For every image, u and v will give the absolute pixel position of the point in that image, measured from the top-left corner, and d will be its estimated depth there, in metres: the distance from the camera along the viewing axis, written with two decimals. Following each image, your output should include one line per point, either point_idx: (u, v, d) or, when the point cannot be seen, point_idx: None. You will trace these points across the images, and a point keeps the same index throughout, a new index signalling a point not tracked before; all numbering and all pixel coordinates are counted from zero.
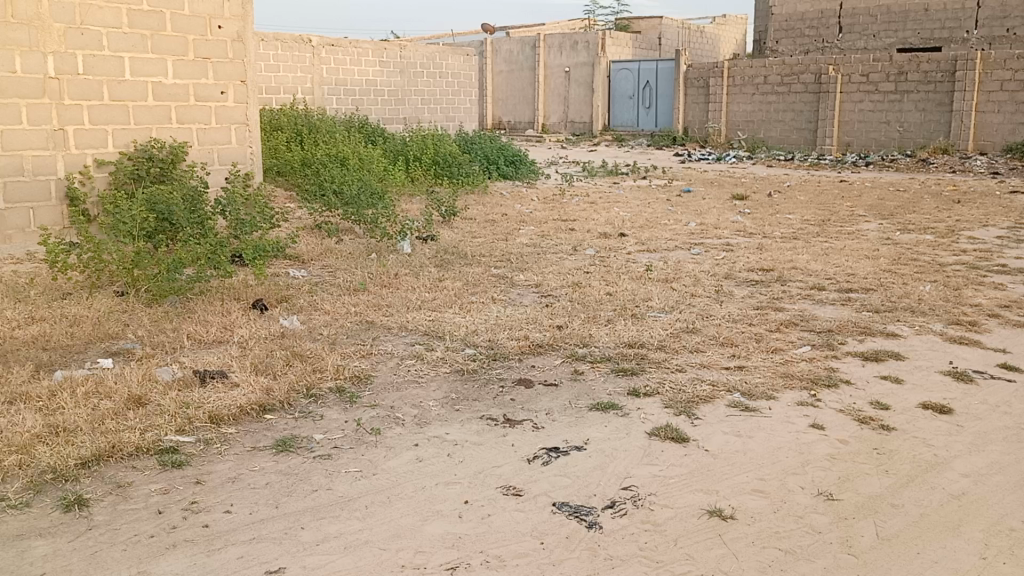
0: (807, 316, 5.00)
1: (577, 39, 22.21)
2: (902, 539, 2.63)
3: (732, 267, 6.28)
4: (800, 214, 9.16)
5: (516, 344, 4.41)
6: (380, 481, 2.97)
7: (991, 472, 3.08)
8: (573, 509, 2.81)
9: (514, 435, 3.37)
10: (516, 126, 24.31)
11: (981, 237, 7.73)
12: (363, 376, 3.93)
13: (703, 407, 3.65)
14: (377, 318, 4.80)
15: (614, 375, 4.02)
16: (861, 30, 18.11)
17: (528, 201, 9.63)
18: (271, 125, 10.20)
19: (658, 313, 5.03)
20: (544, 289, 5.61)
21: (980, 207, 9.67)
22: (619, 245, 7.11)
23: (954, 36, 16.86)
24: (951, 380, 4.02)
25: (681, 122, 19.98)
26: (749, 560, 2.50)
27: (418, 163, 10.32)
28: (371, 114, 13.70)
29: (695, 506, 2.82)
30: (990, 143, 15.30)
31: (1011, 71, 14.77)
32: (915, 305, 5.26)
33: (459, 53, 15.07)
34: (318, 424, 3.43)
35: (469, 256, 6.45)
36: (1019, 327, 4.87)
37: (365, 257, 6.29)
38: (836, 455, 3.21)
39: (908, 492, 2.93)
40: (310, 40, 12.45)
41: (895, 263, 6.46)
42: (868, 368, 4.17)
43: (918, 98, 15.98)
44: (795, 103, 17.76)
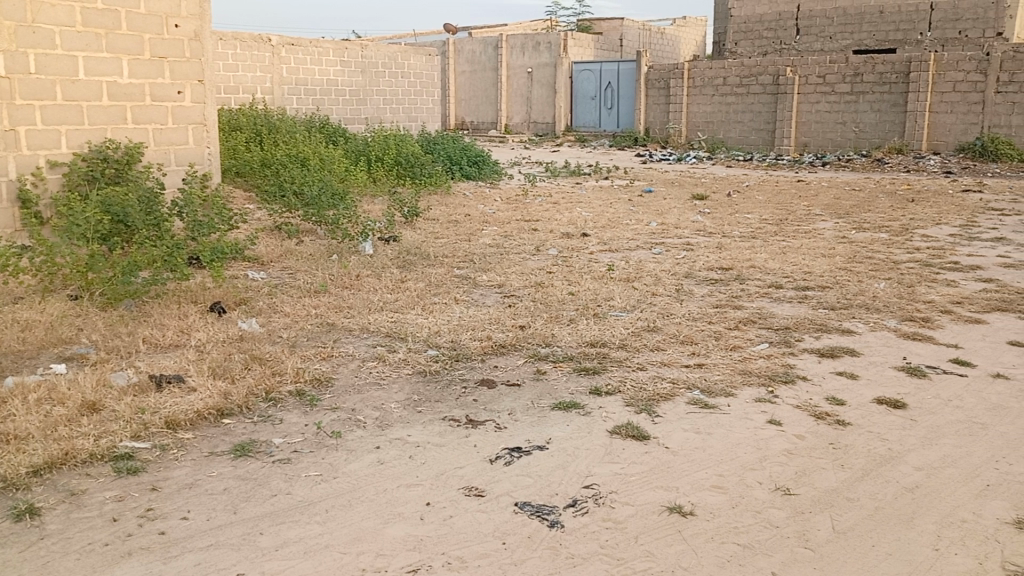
0: (765, 314, 5.07)
1: (540, 39, 22.28)
2: (857, 532, 2.68)
3: (692, 266, 6.35)
4: (759, 213, 9.29)
5: (478, 344, 4.41)
6: (340, 485, 2.94)
7: (944, 465, 3.15)
8: (535, 508, 2.81)
9: (476, 435, 3.36)
10: (479, 126, 24.25)
11: (934, 235, 7.91)
12: (324, 378, 3.89)
13: (663, 405, 3.68)
14: (338, 320, 4.76)
15: (575, 374, 4.03)
16: (818, 32, 18.42)
17: (491, 201, 9.64)
18: (229, 125, 10.06)
19: (620, 312, 5.06)
20: (506, 289, 5.61)
21: (933, 205, 9.89)
22: (581, 245, 7.15)
23: (908, 38, 17.21)
24: (905, 375, 4.11)
25: (643, 122, 20.15)
26: (708, 556, 2.53)
27: (380, 163, 10.25)
28: (332, 114, 13.59)
29: (656, 503, 2.84)
30: (943, 142, 15.63)
31: (963, 72, 15.08)
32: (869, 302, 5.36)
33: (421, 53, 15.03)
34: (277, 428, 3.39)
35: (432, 257, 6.44)
36: (970, 323, 4.99)
37: (326, 259, 6.24)
38: (793, 451, 3.26)
39: (863, 486, 2.98)
40: (270, 39, 12.32)
41: (851, 261, 6.59)
42: (824, 364, 4.24)
43: (873, 99, 16.31)
44: (754, 104, 18.02)
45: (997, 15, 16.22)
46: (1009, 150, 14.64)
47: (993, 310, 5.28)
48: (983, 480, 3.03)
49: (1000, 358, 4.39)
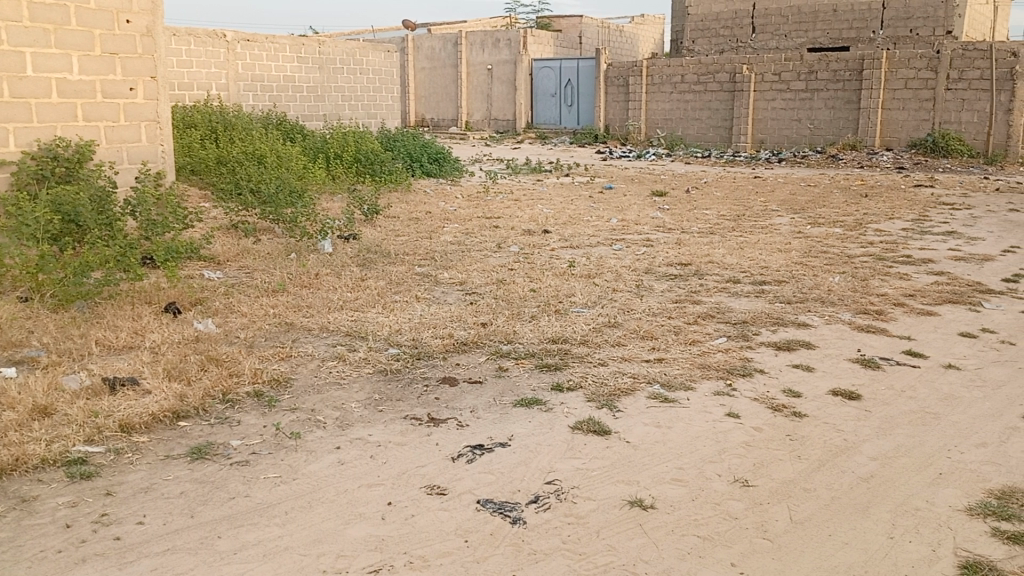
0: (724, 309, 5.13)
1: (499, 36, 22.27)
2: (814, 522, 2.73)
3: (652, 262, 6.40)
4: (717, 209, 9.41)
5: (439, 342, 4.39)
6: (300, 486, 2.90)
7: (897, 455, 3.22)
8: (497, 505, 2.81)
9: (438, 434, 3.35)
10: (439, 124, 24.13)
11: (887, 230, 8.08)
12: (283, 379, 3.84)
13: (624, 400, 3.70)
14: (297, 319, 4.70)
15: (537, 371, 4.04)
16: (773, 30, 18.70)
17: (452, 198, 9.61)
18: (183, 122, 9.87)
19: (581, 308, 5.08)
20: (467, 286, 5.60)
21: (885, 200, 10.11)
22: (542, 241, 7.17)
23: (861, 36, 17.55)
24: (859, 367, 4.19)
25: (603, 120, 20.26)
26: (669, 549, 2.55)
27: (339, 160, 10.14)
28: (289, 111, 13.41)
29: (617, 498, 2.86)
30: (896, 139, 15.97)
31: (914, 69, 15.40)
32: (825, 296, 5.46)
33: (380, 50, 14.91)
34: (235, 429, 3.34)
35: (392, 255, 6.39)
36: (922, 315, 5.11)
37: (284, 258, 6.15)
38: (751, 442, 3.31)
39: (819, 476, 3.04)
40: (225, 35, 12.11)
41: (807, 255, 6.70)
42: (781, 357, 4.31)
43: (827, 96, 16.61)
44: (712, 102, 18.23)
45: (946, 14, 16.56)
46: (958, 146, 15.02)
47: (944, 302, 5.41)
48: (936, 468, 3.11)
49: (951, 349, 4.50)
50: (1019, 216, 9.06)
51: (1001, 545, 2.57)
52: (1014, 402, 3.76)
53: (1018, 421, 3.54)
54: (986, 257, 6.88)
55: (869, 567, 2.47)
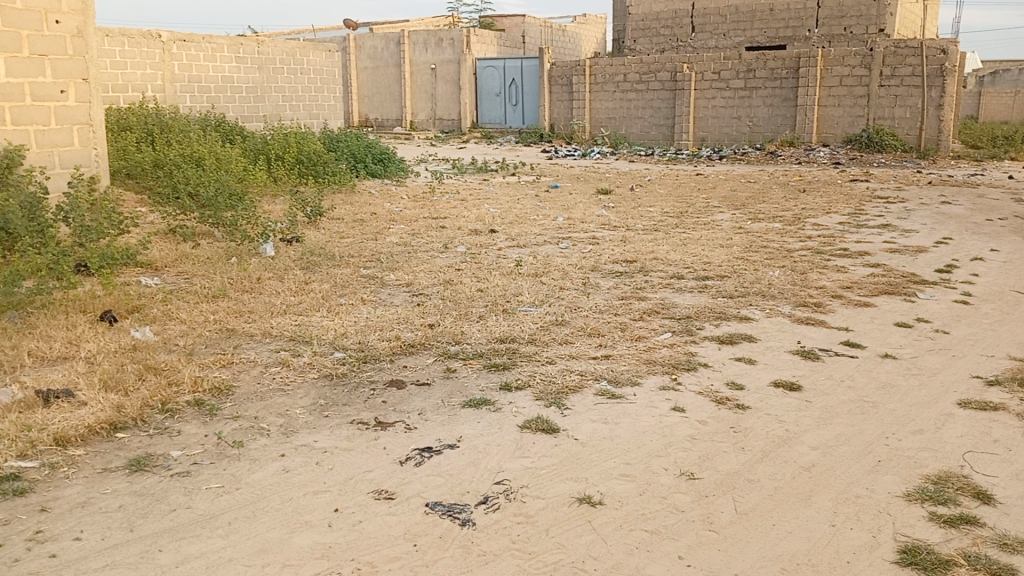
0: (669, 304, 5.19)
1: (442, 36, 22.17)
2: (759, 513, 2.77)
3: (598, 259, 6.44)
4: (660, 206, 9.52)
5: (386, 345, 4.35)
6: (243, 496, 2.84)
7: (838, 443, 3.30)
8: (446, 508, 2.79)
9: (386, 437, 3.31)
10: (383, 124, 23.89)
11: (824, 224, 8.28)
12: (224, 387, 3.76)
13: (572, 398, 3.72)
14: (238, 325, 4.60)
15: (485, 371, 4.03)
16: (712, 29, 19.02)
17: (397, 199, 9.54)
18: (118, 125, 9.57)
19: (528, 307, 5.09)
20: (414, 287, 5.56)
21: (822, 195, 10.37)
22: (488, 241, 7.16)
23: (797, 35, 17.98)
24: (799, 358, 4.28)
25: (547, 119, 20.34)
26: (617, 544, 2.57)
27: (281, 162, 9.95)
28: (229, 112, 13.13)
29: (566, 495, 2.87)
30: (832, 134, 16.40)
31: (848, 66, 15.83)
32: (766, 289, 5.57)
33: (321, 49, 14.67)
34: (175, 440, 3.25)
35: (337, 258, 6.31)
36: (859, 306, 5.25)
37: (224, 262, 6.02)
38: (696, 436, 3.35)
39: (762, 467, 3.09)
40: (160, 35, 11.83)
41: (747, 250, 6.83)
42: (724, 350, 4.38)
43: (765, 94, 16.99)
44: (654, 100, 18.47)
45: (878, 13, 17.03)
46: (892, 141, 15.51)
47: (880, 293, 5.57)
48: (874, 456, 3.19)
49: (887, 339, 4.63)
50: (950, 208, 9.38)
51: (939, 529, 2.66)
52: (948, 389, 3.89)
53: (951, 407, 3.67)
54: (919, 249, 7.11)
55: (812, 555, 2.52)
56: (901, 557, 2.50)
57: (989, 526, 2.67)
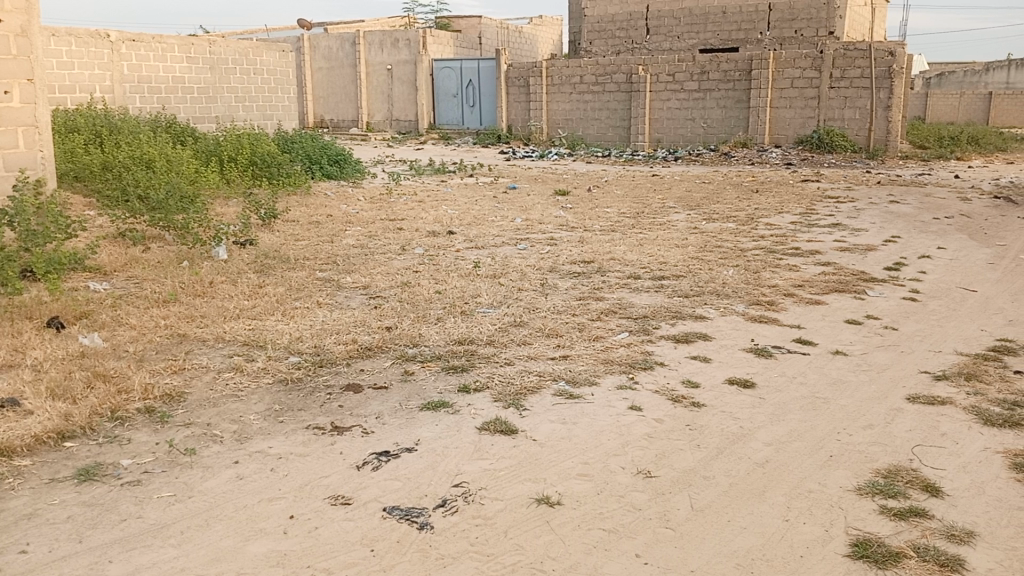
0: (626, 304, 5.23)
1: (398, 36, 22.00)
2: (714, 509, 2.81)
3: (556, 260, 6.47)
4: (617, 207, 9.59)
5: (342, 348, 4.30)
6: (195, 504, 2.78)
7: (791, 439, 3.36)
8: (404, 512, 2.77)
9: (342, 442, 3.28)
10: (339, 125, 23.62)
11: (777, 223, 8.43)
12: (176, 394, 3.68)
13: (530, 398, 3.73)
14: (190, 331, 4.51)
15: (444, 373, 4.01)
16: (666, 31, 19.23)
17: (353, 201, 9.45)
18: (64, 126, 9.32)
19: (487, 308, 5.08)
20: (371, 290, 5.51)
21: (775, 195, 10.56)
22: (446, 243, 7.14)
23: (749, 37, 18.27)
24: (753, 356, 4.35)
25: (505, 120, 20.35)
26: (575, 543, 2.59)
27: (233, 164, 9.78)
28: (179, 113, 12.88)
29: (524, 496, 2.87)
30: (784, 135, 16.72)
31: (799, 68, 16.15)
32: (721, 288, 5.65)
33: (274, 49, 14.43)
34: (125, 448, 3.18)
35: (292, 260, 6.23)
36: (811, 304, 5.36)
37: (175, 266, 5.90)
38: (653, 434, 3.39)
39: (718, 464, 3.13)
40: (108, 35, 11.58)
41: (702, 250, 6.92)
42: (680, 349, 4.43)
43: (719, 96, 17.25)
44: (610, 102, 18.61)
45: (828, 16, 17.37)
46: (842, 142, 15.86)
47: (831, 291, 5.68)
48: (826, 451, 3.25)
49: (838, 335, 4.74)
50: (898, 207, 9.61)
51: (889, 522, 2.72)
52: (897, 384, 3.99)
53: (900, 402, 3.76)
54: (868, 247, 7.27)
55: (767, 550, 2.57)
56: (852, 550, 2.55)
57: (937, 518, 2.74)
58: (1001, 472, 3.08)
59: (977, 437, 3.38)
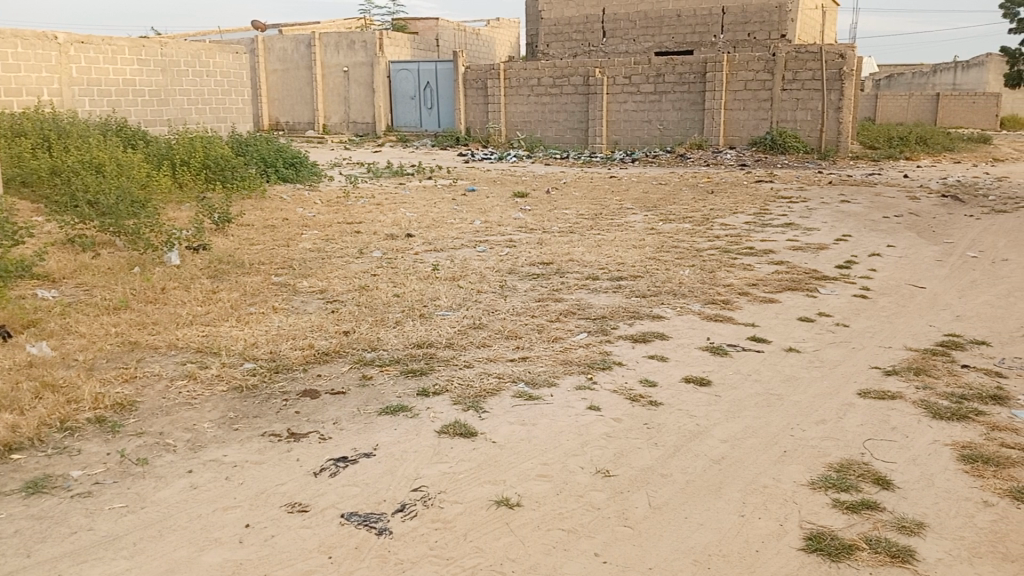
0: (584, 305, 5.27)
1: (354, 38, 21.81)
2: (671, 506, 2.85)
3: (515, 262, 6.48)
4: (575, 208, 9.65)
5: (299, 354, 4.26)
6: (148, 515, 2.73)
7: (746, 436, 3.41)
8: (362, 517, 2.75)
9: (299, 449, 3.25)
10: (295, 127, 23.35)
11: (731, 223, 8.56)
12: (128, 403, 3.61)
13: (490, 400, 3.73)
14: (142, 338, 4.42)
15: (402, 377, 3.99)
16: (622, 34, 19.39)
17: (310, 204, 9.36)
18: (10, 131, 9.07)
19: (446, 311, 5.07)
20: (328, 294, 5.46)
21: (730, 196, 10.72)
22: (405, 245, 7.11)
23: (703, 40, 18.51)
24: (709, 354, 4.41)
25: (463, 122, 20.34)
26: (535, 544, 2.60)
27: (186, 167, 9.60)
28: (130, 117, 12.61)
29: (483, 498, 2.87)
30: (738, 137, 16.98)
31: (753, 71, 16.42)
32: (677, 288, 5.72)
33: (227, 51, 14.21)
34: (75, 459, 3.10)
35: (246, 265, 6.15)
36: (765, 303, 5.45)
37: (126, 273, 5.78)
38: (611, 433, 3.41)
39: (675, 462, 3.17)
40: (56, 37, 11.32)
41: (659, 250, 7.00)
42: (638, 349, 4.47)
43: (675, 98, 17.47)
44: (568, 104, 18.71)
45: (780, 19, 17.69)
46: (795, 143, 16.16)
47: (784, 290, 5.79)
48: (781, 447, 3.31)
49: (791, 333, 4.82)
50: (849, 207, 9.82)
51: (841, 515, 2.78)
52: (849, 379, 4.08)
53: (852, 397, 3.84)
54: (820, 245, 7.43)
55: (723, 546, 2.60)
56: (806, 544, 2.60)
57: (888, 511, 2.81)
58: (949, 464, 3.17)
59: (926, 431, 3.47)
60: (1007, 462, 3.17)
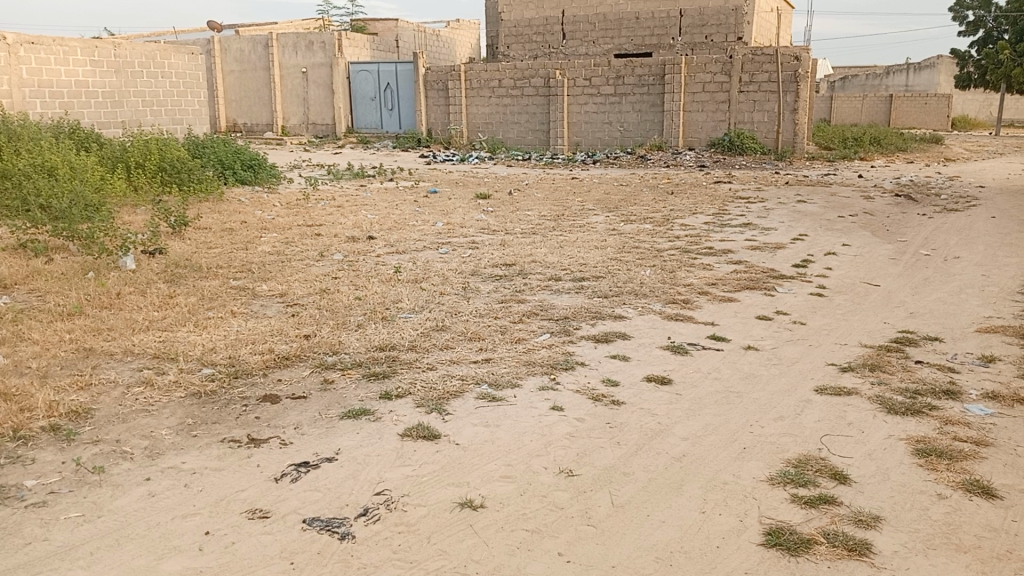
0: (547, 306, 5.29)
1: (313, 39, 21.59)
2: (634, 504, 2.87)
3: (477, 264, 6.47)
4: (537, 210, 9.68)
5: (258, 358, 4.21)
6: (104, 524, 2.67)
7: (706, 433, 3.46)
8: (325, 522, 2.73)
9: (260, 455, 3.21)
10: (253, 129, 23.05)
11: (691, 224, 8.66)
12: (83, 410, 3.53)
13: (453, 402, 3.72)
14: (97, 344, 4.33)
15: (365, 381, 3.97)
16: (582, 36, 19.49)
17: (269, 206, 9.26)
18: None
19: (408, 314, 5.05)
20: (288, 298, 5.40)
21: (689, 196, 10.86)
22: (367, 248, 7.06)
23: (662, 42, 18.70)
24: (670, 353, 4.46)
25: (424, 123, 20.27)
26: (499, 545, 2.60)
27: (140, 170, 9.40)
28: (83, 118, 12.33)
29: (447, 500, 2.87)
30: (697, 138, 17.20)
31: (710, 73, 16.65)
32: (638, 288, 5.77)
33: (183, 52, 14.00)
34: (28, 468, 3.03)
35: (204, 269, 6.07)
36: (724, 301, 5.53)
37: (80, 278, 5.66)
38: (574, 433, 3.43)
39: (637, 460, 3.20)
40: (4, 37, 11.02)
41: (621, 251, 7.06)
42: (600, 349, 4.50)
43: (635, 100, 17.63)
44: (529, 106, 18.76)
45: (736, 22, 17.97)
46: (752, 144, 16.41)
47: (743, 289, 5.87)
48: (741, 443, 3.36)
49: (750, 331, 4.90)
50: (806, 207, 10.00)
51: (800, 510, 2.83)
52: (806, 376, 4.15)
53: (810, 394, 3.92)
54: (778, 245, 7.55)
55: (685, 542, 2.64)
56: (766, 539, 2.64)
57: (845, 505, 2.87)
58: (904, 458, 3.25)
59: (881, 426, 3.55)
60: (959, 456, 3.26)
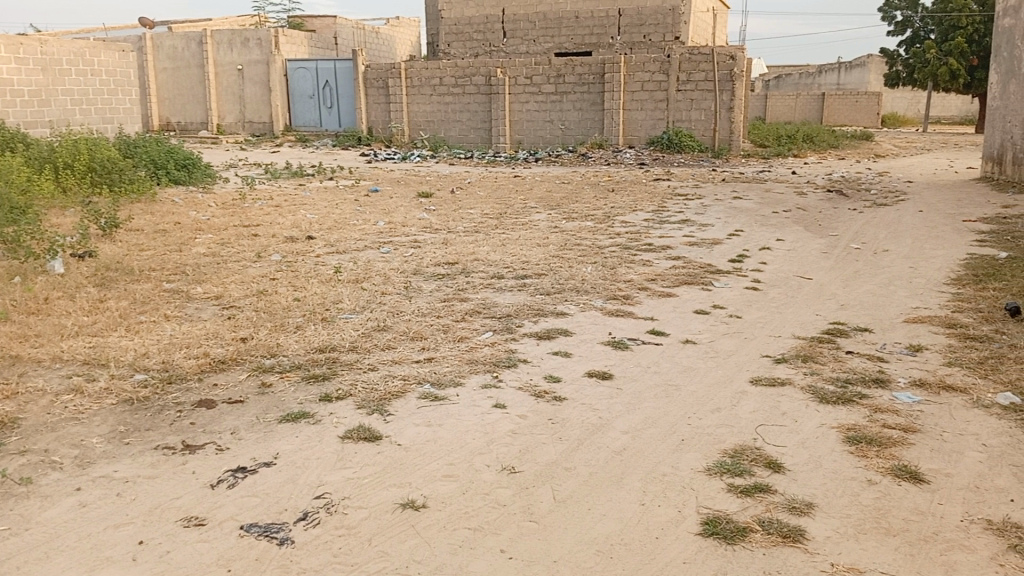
0: (489, 304, 5.30)
1: (249, 36, 21.18)
2: (575, 498, 2.91)
3: (419, 263, 6.45)
4: (479, 208, 9.68)
5: (194, 363, 4.12)
6: (32, 537, 2.59)
7: (645, 427, 3.51)
8: (263, 528, 2.69)
9: (195, 461, 3.15)
10: (188, 127, 22.46)
11: (631, 221, 8.78)
12: (8, 421, 3.41)
13: (395, 403, 3.71)
14: (23, 351, 4.18)
15: (304, 383, 3.92)
16: (522, 35, 19.56)
17: (204, 207, 9.06)
18: None
19: (349, 314, 5.01)
20: (224, 300, 5.30)
21: (629, 194, 11.00)
22: (305, 248, 6.97)
23: (601, 41, 18.89)
24: (611, 349, 4.52)
25: (364, 122, 20.07)
26: (441, 544, 2.60)
27: (69, 171, 9.09)
28: (8, 118, 11.85)
29: (389, 502, 2.86)
30: (637, 136, 17.42)
31: (649, 72, 16.88)
32: (580, 285, 5.83)
33: (113, 49, 13.60)
34: None
35: (136, 272, 5.91)
36: (663, 296, 5.63)
37: (4, 283, 5.45)
38: (517, 430, 3.45)
39: (578, 455, 3.24)
40: None
41: (562, 248, 7.12)
42: (543, 346, 4.53)
43: (575, 99, 17.78)
44: (470, 104, 18.74)
45: (674, 21, 18.25)
46: (690, 142, 16.71)
47: (681, 284, 5.98)
48: (679, 435, 3.43)
49: (688, 325, 4.99)
50: (742, 203, 10.22)
51: (736, 499, 2.90)
52: (742, 369, 4.25)
53: (745, 385, 4.02)
54: (715, 240, 7.71)
55: (625, 534, 2.68)
56: (703, 528, 2.70)
57: (779, 493, 2.95)
58: (835, 445, 3.36)
59: (813, 415, 3.66)
60: (888, 442, 3.38)
